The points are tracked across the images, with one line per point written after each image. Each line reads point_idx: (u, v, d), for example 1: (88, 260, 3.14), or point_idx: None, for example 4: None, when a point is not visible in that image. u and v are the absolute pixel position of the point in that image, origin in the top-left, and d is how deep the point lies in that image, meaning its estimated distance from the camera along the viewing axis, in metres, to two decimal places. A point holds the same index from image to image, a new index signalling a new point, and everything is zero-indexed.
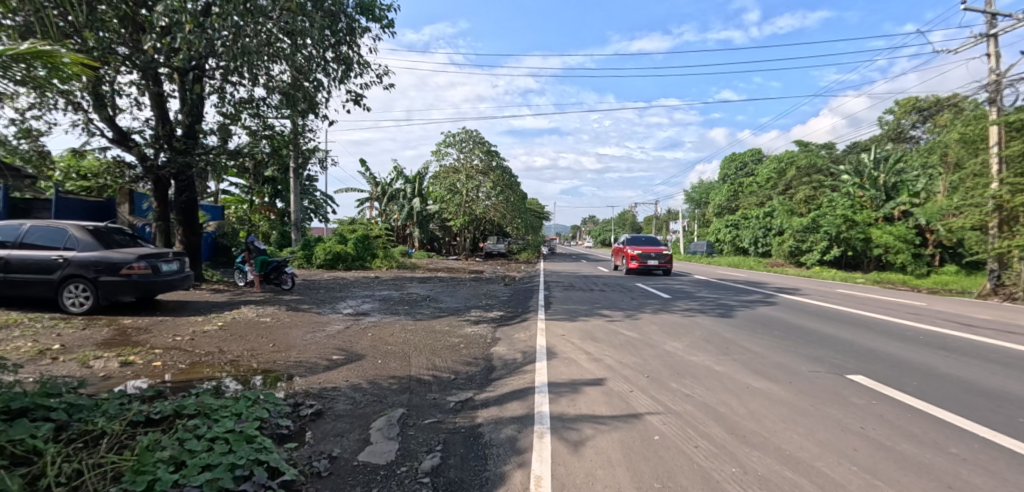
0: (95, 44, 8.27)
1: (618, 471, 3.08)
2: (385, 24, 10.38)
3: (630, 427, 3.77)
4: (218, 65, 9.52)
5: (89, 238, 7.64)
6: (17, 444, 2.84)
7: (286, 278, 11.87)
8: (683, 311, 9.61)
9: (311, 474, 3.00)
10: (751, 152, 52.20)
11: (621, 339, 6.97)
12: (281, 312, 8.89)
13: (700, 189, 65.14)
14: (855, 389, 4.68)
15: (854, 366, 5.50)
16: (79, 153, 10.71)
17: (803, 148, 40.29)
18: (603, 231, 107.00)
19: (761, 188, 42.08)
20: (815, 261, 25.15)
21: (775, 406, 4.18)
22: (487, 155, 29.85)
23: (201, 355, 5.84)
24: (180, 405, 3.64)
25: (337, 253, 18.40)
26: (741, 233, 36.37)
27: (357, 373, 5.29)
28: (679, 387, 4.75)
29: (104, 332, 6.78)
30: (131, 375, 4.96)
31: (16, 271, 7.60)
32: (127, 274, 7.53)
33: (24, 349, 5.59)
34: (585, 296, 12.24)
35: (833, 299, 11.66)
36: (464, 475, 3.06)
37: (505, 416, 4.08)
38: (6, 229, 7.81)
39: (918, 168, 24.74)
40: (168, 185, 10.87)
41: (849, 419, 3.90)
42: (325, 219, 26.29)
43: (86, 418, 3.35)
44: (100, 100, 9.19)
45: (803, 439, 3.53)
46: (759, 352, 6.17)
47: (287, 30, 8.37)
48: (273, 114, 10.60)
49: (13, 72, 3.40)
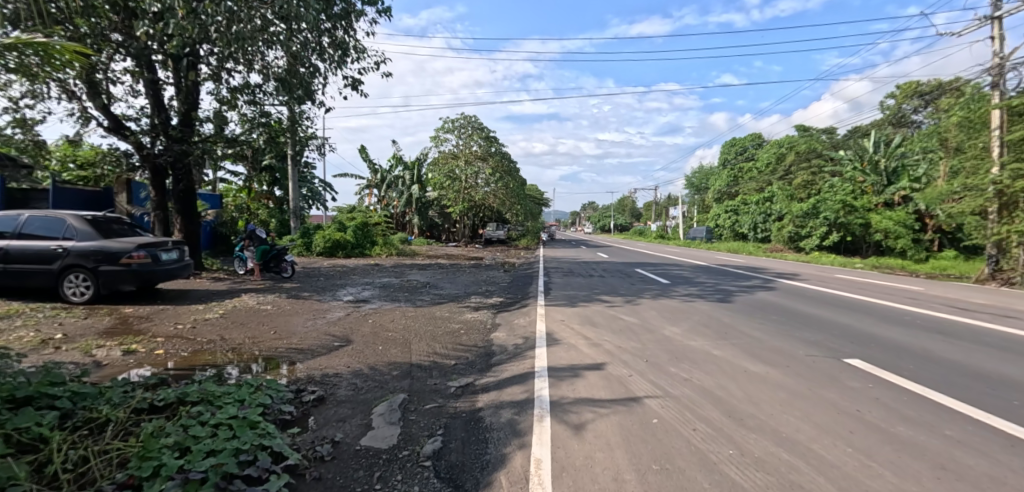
0: (87, 31, 8.24)
1: (617, 454, 3.13)
2: (380, 8, 10.21)
3: (629, 411, 3.81)
4: (212, 51, 9.43)
5: (88, 228, 7.64)
6: (23, 432, 2.89)
7: (286, 266, 11.90)
8: (682, 296, 9.69)
9: (314, 458, 3.04)
10: (752, 137, 51.84)
11: (620, 325, 7.02)
12: (282, 299, 8.97)
13: (700, 173, 64.80)
14: (852, 372, 4.74)
15: (851, 350, 5.55)
16: (76, 142, 10.64)
17: (804, 133, 40.23)
18: (601, 216, 106.83)
19: (761, 173, 42.10)
20: (814, 247, 25.22)
21: (773, 390, 4.23)
22: (486, 141, 29.55)
23: (203, 343, 5.89)
24: (185, 392, 3.68)
25: (336, 241, 18.50)
26: (740, 218, 36.47)
27: (358, 359, 5.34)
28: (677, 371, 4.80)
29: (106, 321, 6.83)
30: (134, 363, 4.99)
31: (15, 260, 7.58)
32: (126, 263, 7.56)
33: (26, 339, 5.62)
34: (584, 282, 12.23)
35: (831, 284, 11.71)
36: (465, 459, 3.10)
37: (505, 399, 4.13)
38: (4, 220, 7.76)
39: (918, 152, 24.71)
40: (164, 174, 10.82)
41: (845, 402, 3.94)
42: (324, 207, 26.29)
43: (90, 406, 3.39)
44: (94, 88, 9.13)
45: (800, 421, 3.57)
46: (758, 337, 6.22)
47: (282, 15, 8.21)
48: (269, 100, 10.49)
49: (6, 60, 3.40)
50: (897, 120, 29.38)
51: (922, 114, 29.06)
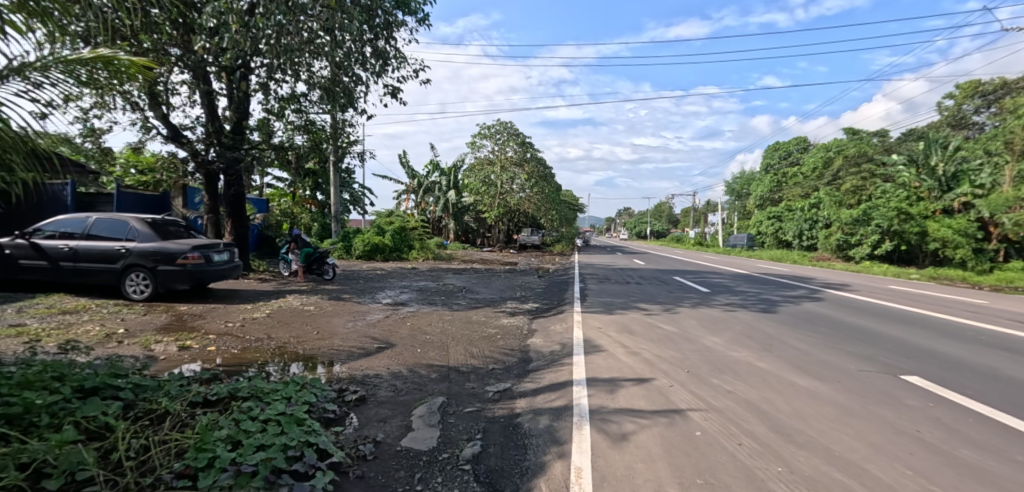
0: (150, 47, 8.78)
1: (658, 466, 3.07)
2: (420, 17, 10.50)
3: (671, 423, 3.73)
4: (262, 64, 9.88)
5: (148, 230, 8.10)
6: (91, 420, 3.08)
7: (328, 268, 12.30)
8: (723, 305, 9.41)
9: (357, 457, 3.12)
10: (796, 141, 50.07)
11: (659, 334, 6.89)
12: (324, 301, 9.24)
13: (742, 178, 63.06)
14: (910, 390, 4.48)
15: (908, 366, 5.26)
16: (138, 150, 11.30)
17: (853, 136, 38.56)
18: (637, 222, 105.39)
19: (806, 179, 40.56)
20: (865, 256, 24.09)
21: (822, 406, 4.05)
22: (522, 146, 29.81)
23: (251, 341, 6.14)
24: (235, 388, 3.84)
25: (375, 244, 18.98)
26: (784, 225, 35.17)
27: (396, 361, 5.44)
28: (720, 383, 4.67)
29: (163, 318, 7.21)
30: (188, 358, 5.25)
31: (83, 260, 8.09)
32: (182, 264, 7.97)
33: (93, 333, 5.99)
34: (621, 290, 12.06)
35: (884, 295, 11.12)
36: (504, 464, 3.11)
37: (542, 406, 4.12)
38: (74, 221, 8.30)
39: (980, 155, 23.25)
40: (217, 178, 11.37)
41: (903, 422, 3.73)
42: (364, 211, 26.91)
43: (151, 398, 3.58)
44: (155, 99, 9.70)
45: (853, 440, 3.41)
46: (805, 350, 5.97)
47: (327, 26, 8.52)
48: (314, 109, 10.87)
49: (77, 74, 3.69)
50: (956, 122, 27.97)
51: (985, 115, 27.35)
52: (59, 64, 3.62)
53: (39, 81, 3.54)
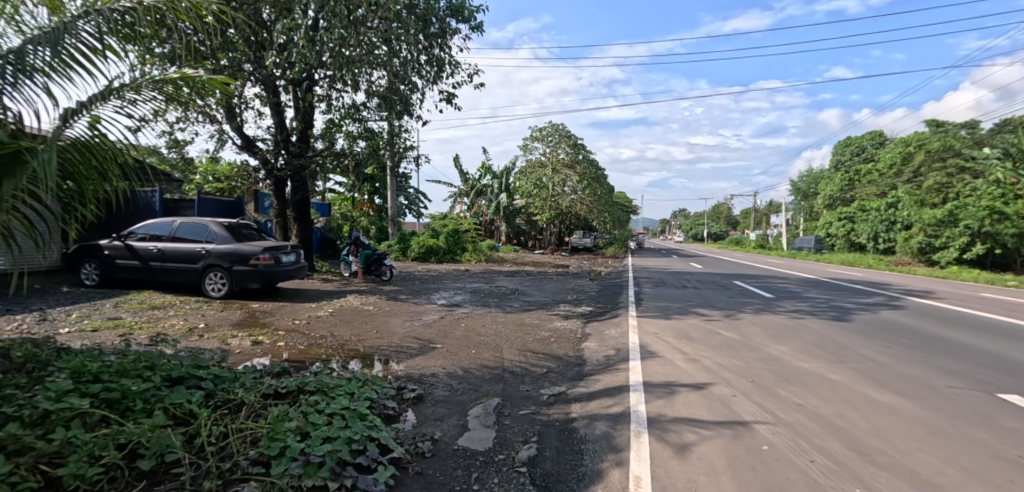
0: (227, 64, 9.44)
1: (722, 479, 2.96)
2: (474, 23, 10.66)
3: (735, 435, 3.58)
4: (325, 75, 10.37)
5: (225, 233, 8.72)
6: (178, 407, 3.35)
7: (386, 270, 12.73)
8: (790, 312, 8.93)
9: (416, 453, 3.20)
10: (870, 136, 46.78)
11: (719, 340, 6.64)
12: (383, 300, 9.57)
13: (809, 177, 59.66)
14: (1009, 411, 4.06)
15: (1005, 383, 4.78)
16: (215, 159, 12.18)
17: (937, 130, 35.57)
18: (694, 224, 101.99)
19: (882, 177, 37.80)
20: (952, 260, 22.14)
21: (904, 424, 3.76)
22: (574, 148, 29.63)
23: (316, 338, 6.45)
24: (304, 381, 4.04)
25: (429, 247, 19.46)
26: (856, 227, 32.94)
27: (452, 361, 5.55)
28: (788, 395, 4.44)
29: (238, 314, 7.72)
30: (260, 352, 5.60)
31: (169, 259, 8.80)
32: (254, 264, 8.52)
33: (178, 327, 6.51)
34: (677, 294, 11.72)
35: (975, 304, 10.16)
36: (560, 468, 3.10)
37: (599, 412, 4.07)
38: (162, 224, 9.05)
39: None
40: (285, 184, 12.04)
41: (1002, 446, 3.39)
42: (418, 214, 27.63)
43: (228, 389, 3.84)
44: (231, 112, 10.43)
45: (942, 463, 3.15)
46: (884, 362, 5.56)
47: (384, 37, 8.82)
48: (372, 117, 11.28)
49: (163, 89, 4.00)
50: None
51: None
52: (150, 84, 3.96)
53: (133, 98, 3.87)
